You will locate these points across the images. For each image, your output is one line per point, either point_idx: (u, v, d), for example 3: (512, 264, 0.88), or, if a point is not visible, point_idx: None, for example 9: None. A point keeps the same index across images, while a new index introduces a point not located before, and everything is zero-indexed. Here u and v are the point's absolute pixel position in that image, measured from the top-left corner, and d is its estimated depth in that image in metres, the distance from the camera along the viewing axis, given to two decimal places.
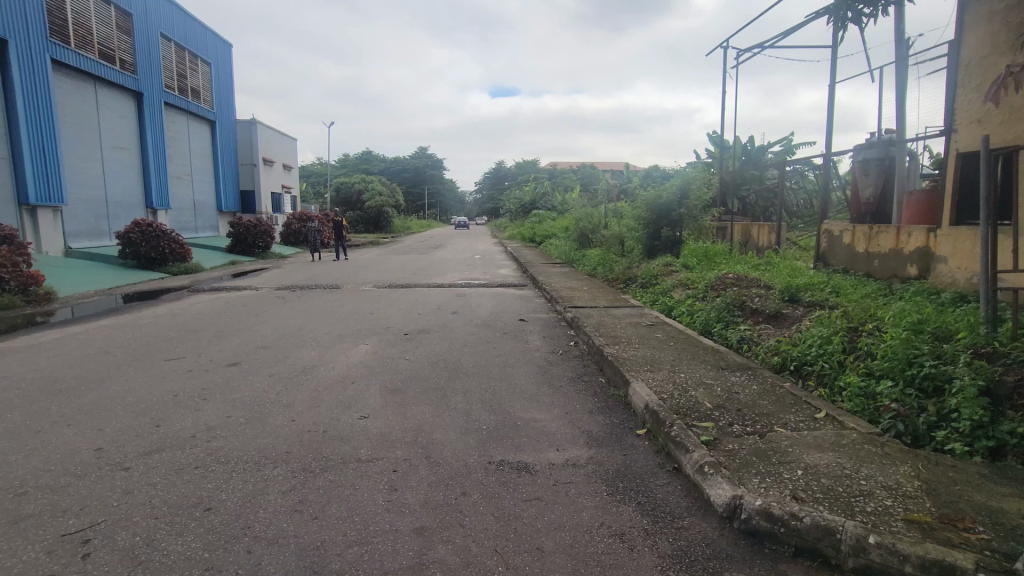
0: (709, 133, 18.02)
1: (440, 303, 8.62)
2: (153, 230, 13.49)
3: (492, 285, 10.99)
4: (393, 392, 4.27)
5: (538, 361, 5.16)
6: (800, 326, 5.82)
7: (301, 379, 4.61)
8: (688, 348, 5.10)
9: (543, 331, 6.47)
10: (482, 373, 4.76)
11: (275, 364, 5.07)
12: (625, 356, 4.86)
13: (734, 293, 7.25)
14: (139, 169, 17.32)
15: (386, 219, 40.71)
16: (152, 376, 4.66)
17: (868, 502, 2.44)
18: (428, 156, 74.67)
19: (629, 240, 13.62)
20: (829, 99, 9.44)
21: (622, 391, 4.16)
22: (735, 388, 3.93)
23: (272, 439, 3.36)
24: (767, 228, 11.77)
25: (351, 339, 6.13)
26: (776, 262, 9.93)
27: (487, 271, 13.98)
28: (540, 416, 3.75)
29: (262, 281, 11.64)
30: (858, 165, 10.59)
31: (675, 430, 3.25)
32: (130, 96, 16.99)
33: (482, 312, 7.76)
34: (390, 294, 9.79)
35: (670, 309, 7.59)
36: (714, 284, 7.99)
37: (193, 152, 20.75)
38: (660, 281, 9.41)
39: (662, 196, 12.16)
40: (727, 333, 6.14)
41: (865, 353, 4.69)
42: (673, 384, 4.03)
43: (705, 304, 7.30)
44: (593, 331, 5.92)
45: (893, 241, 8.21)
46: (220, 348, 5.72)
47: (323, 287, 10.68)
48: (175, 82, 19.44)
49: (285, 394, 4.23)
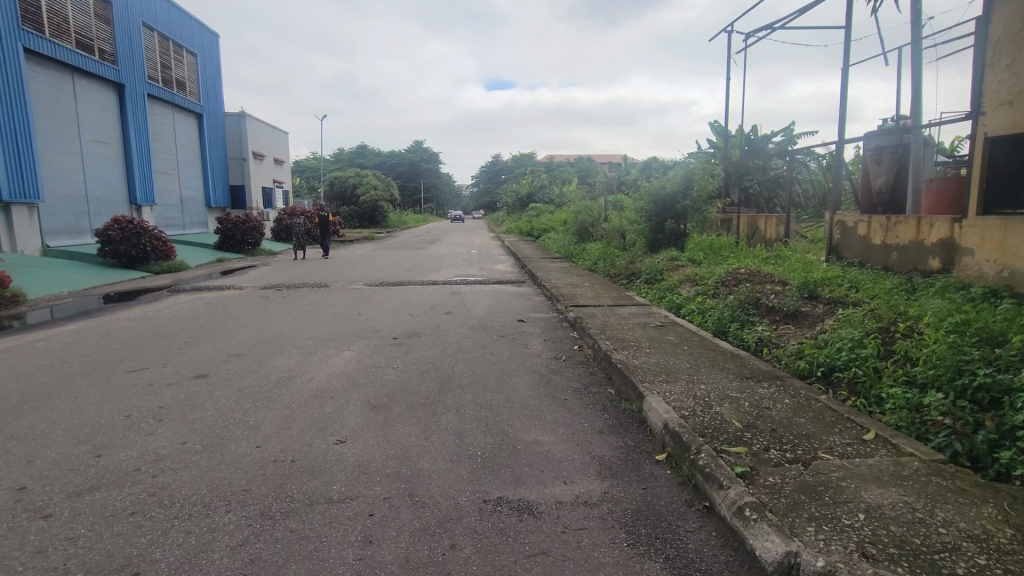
0: (711, 122, 17.50)
1: (434, 302, 8.12)
2: (133, 227, 12.97)
3: (489, 282, 10.49)
4: (375, 409, 3.77)
5: (539, 369, 4.67)
6: (824, 328, 5.32)
7: (274, 394, 4.12)
8: (704, 353, 4.62)
9: (544, 333, 5.98)
10: (477, 384, 4.26)
11: (246, 376, 4.58)
12: (636, 363, 4.38)
13: (747, 290, 6.75)
14: (121, 163, 16.75)
15: (381, 215, 40.13)
16: (105, 393, 4.16)
17: (956, 561, 1.94)
18: (423, 150, 73.97)
19: (630, 234, 13.13)
20: (843, 84, 8.94)
21: (635, 406, 3.67)
22: (765, 402, 3.44)
23: (229, 473, 2.87)
24: (775, 220, 11.27)
25: (335, 344, 5.63)
26: (787, 256, 9.44)
27: (483, 267, 13.45)
28: (544, 438, 3.26)
29: (247, 280, 11.12)
30: (871, 154, 10.10)
31: (703, 457, 2.75)
32: (111, 87, 16.40)
33: (479, 312, 7.26)
34: (380, 293, 9.30)
35: (679, 307, 7.10)
36: (725, 280, 7.51)
37: (178, 145, 20.14)
38: (666, 277, 8.91)
39: (666, 187, 11.66)
40: (743, 335, 5.67)
41: (903, 357, 4.20)
42: (694, 399, 3.53)
43: (716, 301, 6.83)
44: (599, 333, 5.43)
45: (912, 233, 7.72)
46: (189, 356, 5.22)
47: (310, 286, 10.17)
48: (159, 73, 18.83)
49: (253, 413, 3.74)
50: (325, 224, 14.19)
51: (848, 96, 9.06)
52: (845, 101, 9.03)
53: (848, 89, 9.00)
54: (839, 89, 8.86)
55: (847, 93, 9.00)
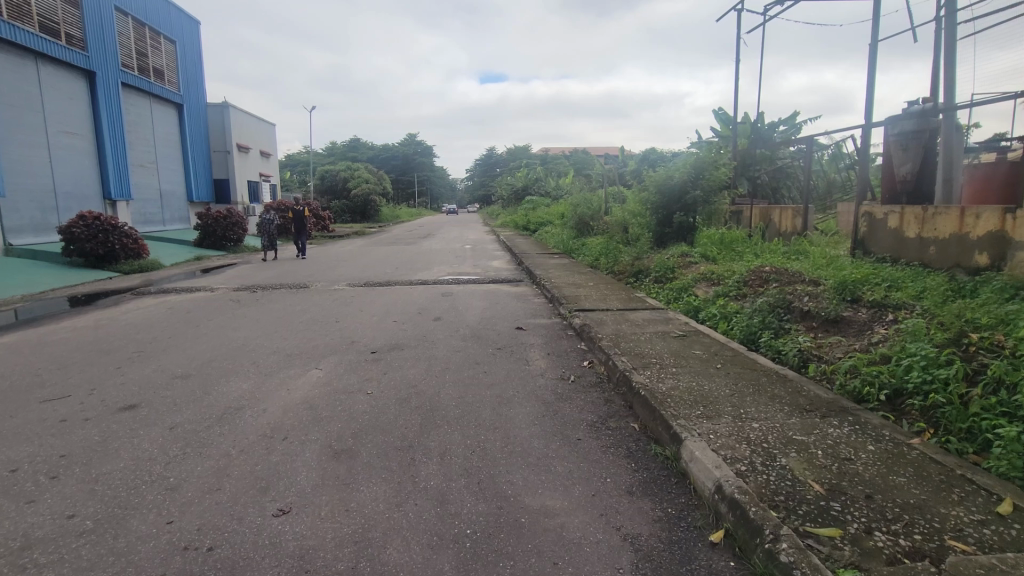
0: (714, 110, 16.65)
1: (422, 307, 7.26)
2: (100, 224, 12.03)
3: (484, 281, 9.65)
4: (336, 458, 2.95)
5: (542, 393, 3.85)
6: (879, 339, 4.51)
7: (214, 434, 3.28)
8: (744, 374, 3.80)
9: (547, 344, 5.16)
10: (468, 419, 3.44)
11: (186, 407, 3.74)
12: (663, 390, 3.55)
13: (777, 291, 5.94)
14: (93, 156, 15.83)
15: (373, 209, 39.12)
16: (1, 434, 3.31)
17: None
18: (417, 142, 72.83)
19: (633, 227, 12.30)
20: (870, 60, 8.21)
21: (671, 453, 2.86)
22: (844, 451, 2.63)
23: (114, 574, 2.04)
24: (792, 212, 10.43)
25: (302, 362, 4.79)
26: (810, 252, 8.63)
27: (477, 263, 12.61)
28: (557, 507, 2.44)
29: (221, 280, 10.24)
30: (893, 139, 9.30)
31: (787, 548, 1.95)
32: (81, 74, 15.45)
33: (471, 319, 6.41)
34: (364, 295, 8.44)
35: (699, 312, 6.27)
36: (748, 280, 6.69)
37: (156, 137, 19.17)
38: (678, 275, 8.10)
39: (674, 176, 10.82)
40: (780, 348, 4.86)
41: (996, 382, 3.37)
42: (749, 445, 2.72)
43: (743, 305, 6.01)
44: (612, 347, 4.61)
45: (955, 225, 6.90)
46: (125, 380, 4.36)
47: (288, 286, 9.31)
48: (134, 60, 17.82)
49: (177, 465, 2.89)
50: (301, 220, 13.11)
51: (877, 74, 8.31)
52: (873, 80, 8.27)
53: (876, 66, 8.25)
54: (866, 67, 8.11)
55: (875, 71, 8.27)
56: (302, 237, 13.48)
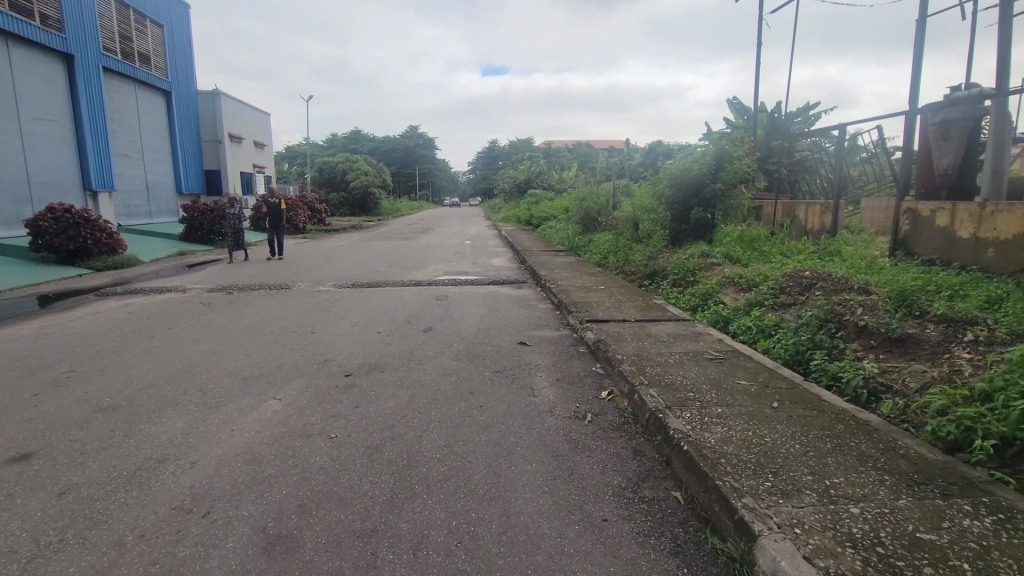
0: (729, 100, 15.72)
1: (412, 314, 6.41)
2: (71, 218, 11.18)
3: (484, 282, 8.81)
4: (268, 552, 2.12)
5: (553, 442, 3.00)
6: (968, 369, 3.63)
7: (115, 508, 2.43)
8: (812, 420, 2.94)
9: (555, 367, 4.31)
10: (456, 483, 2.60)
11: (93, 459, 2.89)
12: (713, 443, 2.70)
13: (823, 302, 5.08)
14: (72, 144, 15.02)
15: (372, 202, 38.15)
16: None
17: None
18: (418, 134, 71.72)
19: (644, 223, 11.43)
20: (918, 41, 7.41)
21: (741, 553, 2.02)
22: (1007, 570, 1.76)
23: None
24: (820, 208, 9.51)
25: (260, 388, 3.95)
26: (847, 253, 7.78)
27: (477, 262, 11.76)
28: None
29: (198, 280, 9.40)
30: (934, 128, 8.22)
31: None
32: (58, 58, 14.62)
33: (467, 330, 5.56)
34: (351, 298, 7.59)
35: (729, 325, 5.41)
36: (786, 287, 5.83)
37: (142, 125, 18.30)
38: (699, 279, 7.26)
39: (691, 168, 9.90)
40: (839, 374, 4.00)
41: None
42: (857, 551, 1.87)
43: (783, 319, 5.14)
44: (636, 375, 3.75)
45: (1020, 224, 6.00)
46: (34, 415, 3.51)
47: (269, 288, 8.47)
48: (117, 44, 16.93)
49: (42, 565, 2.05)
50: (277, 213, 12.13)
51: (924, 55, 7.50)
52: (920, 63, 7.45)
53: (923, 47, 7.45)
54: (912, 48, 7.31)
55: (922, 54, 7.46)
56: (280, 234, 12.48)
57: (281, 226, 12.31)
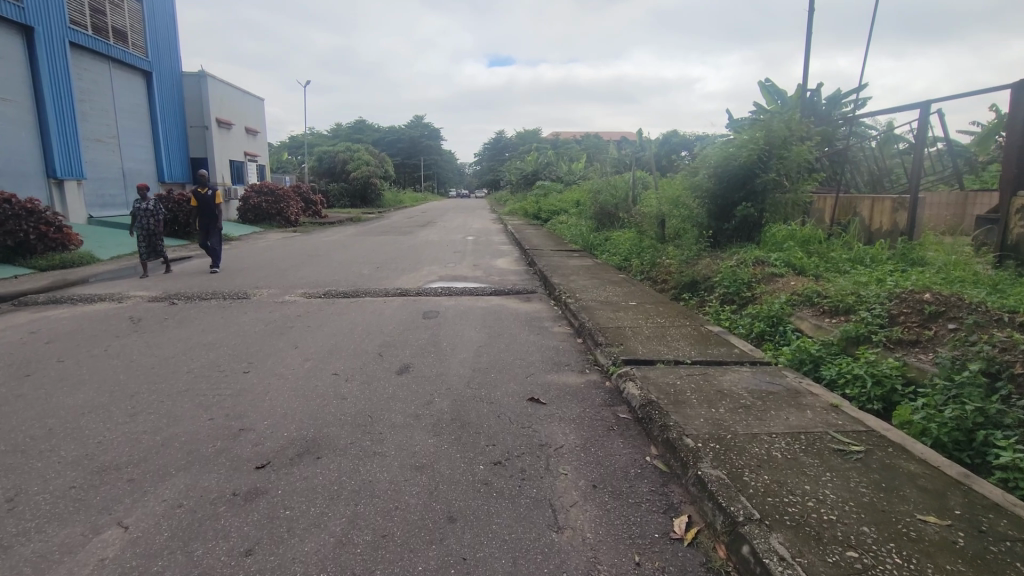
0: (761, 81, 13.92)
1: (387, 341, 4.88)
2: (11, 209, 9.77)
3: (485, 292, 7.25)
4: None
5: None
6: None
7: None
8: None
9: (587, 454, 2.75)
10: None
11: None
12: None
13: (973, 343, 3.48)
14: (33, 126, 13.54)
15: (372, 192, 36.47)
16: None
17: None
18: (423, 124, 69.88)
19: (672, 220, 9.83)
20: None
21: None
22: None
23: None
24: (891, 203, 7.88)
25: (109, 500, 2.40)
26: (938, 261, 6.19)
27: (478, 263, 10.21)
28: None
29: (145, 285, 7.89)
30: None
31: None
32: (16, 31, 13.12)
33: (458, 371, 4.02)
34: (317, 314, 6.05)
35: (825, 370, 3.84)
36: (896, 313, 4.22)
37: (117, 107, 16.81)
38: (758, 294, 5.70)
39: (736, 156, 8.24)
40: None
41: None
42: None
43: (913, 367, 3.54)
44: (734, 496, 2.16)
45: None
46: None
47: (224, 297, 6.97)
48: (86, 17, 15.40)
49: None
50: (207, 206, 9.39)
51: None
52: None
53: None
54: None
55: None
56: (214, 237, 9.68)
57: (212, 225, 9.55)
